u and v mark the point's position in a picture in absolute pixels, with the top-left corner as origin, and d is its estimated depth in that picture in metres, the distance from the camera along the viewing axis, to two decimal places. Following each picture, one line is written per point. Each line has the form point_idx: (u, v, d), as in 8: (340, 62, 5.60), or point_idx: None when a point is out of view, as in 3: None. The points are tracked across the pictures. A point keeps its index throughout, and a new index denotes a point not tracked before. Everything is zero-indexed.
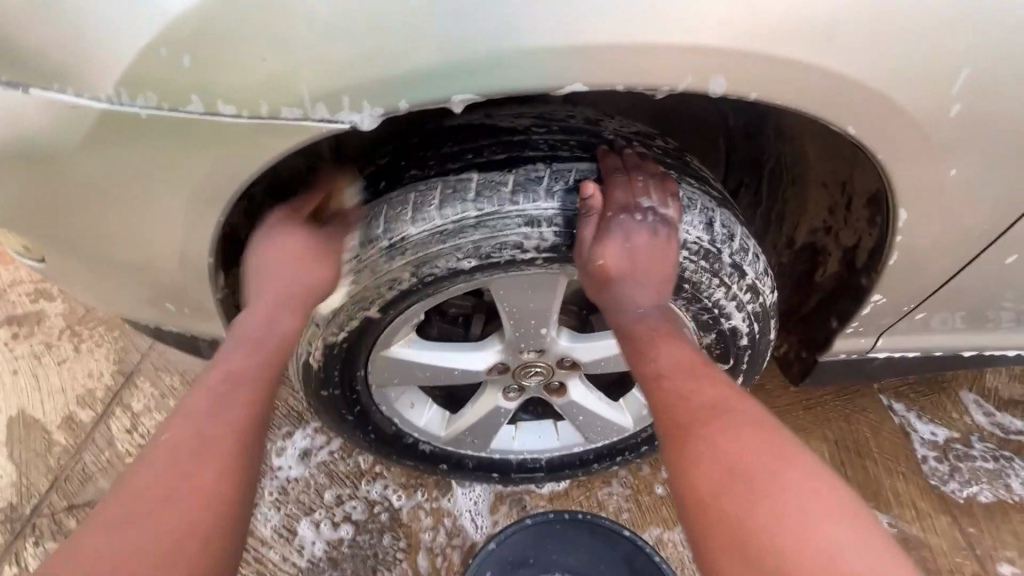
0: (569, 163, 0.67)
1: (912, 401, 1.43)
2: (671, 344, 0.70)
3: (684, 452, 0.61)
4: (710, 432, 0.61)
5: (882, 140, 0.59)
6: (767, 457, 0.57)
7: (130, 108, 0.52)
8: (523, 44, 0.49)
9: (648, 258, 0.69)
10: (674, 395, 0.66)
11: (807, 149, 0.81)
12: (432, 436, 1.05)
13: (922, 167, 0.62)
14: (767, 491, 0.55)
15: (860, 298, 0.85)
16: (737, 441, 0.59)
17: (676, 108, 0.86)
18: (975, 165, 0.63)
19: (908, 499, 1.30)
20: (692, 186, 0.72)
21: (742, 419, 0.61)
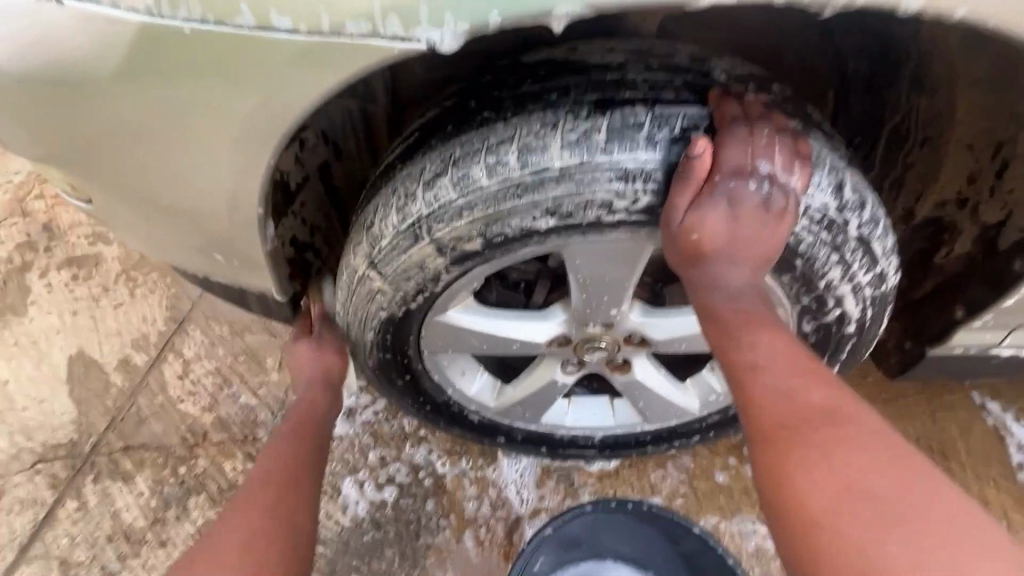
0: (674, 108, 0.56)
1: (1010, 401, 1.27)
2: (773, 336, 0.58)
3: (785, 459, 0.52)
4: (820, 441, 0.51)
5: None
6: (896, 483, 0.48)
7: (172, 23, 0.46)
8: None
9: (755, 232, 0.57)
10: (775, 396, 0.55)
11: (959, 102, 0.67)
12: (482, 406, 1.00)
13: None
14: (896, 522, 0.46)
15: (1004, 284, 0.73)
16: (853, 458, 0.50)
17: (779, 46, 0.75)
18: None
19: (998, 509, 1.17)
20: (820, 141, 0.60)
21: (863, 431, 0.51)
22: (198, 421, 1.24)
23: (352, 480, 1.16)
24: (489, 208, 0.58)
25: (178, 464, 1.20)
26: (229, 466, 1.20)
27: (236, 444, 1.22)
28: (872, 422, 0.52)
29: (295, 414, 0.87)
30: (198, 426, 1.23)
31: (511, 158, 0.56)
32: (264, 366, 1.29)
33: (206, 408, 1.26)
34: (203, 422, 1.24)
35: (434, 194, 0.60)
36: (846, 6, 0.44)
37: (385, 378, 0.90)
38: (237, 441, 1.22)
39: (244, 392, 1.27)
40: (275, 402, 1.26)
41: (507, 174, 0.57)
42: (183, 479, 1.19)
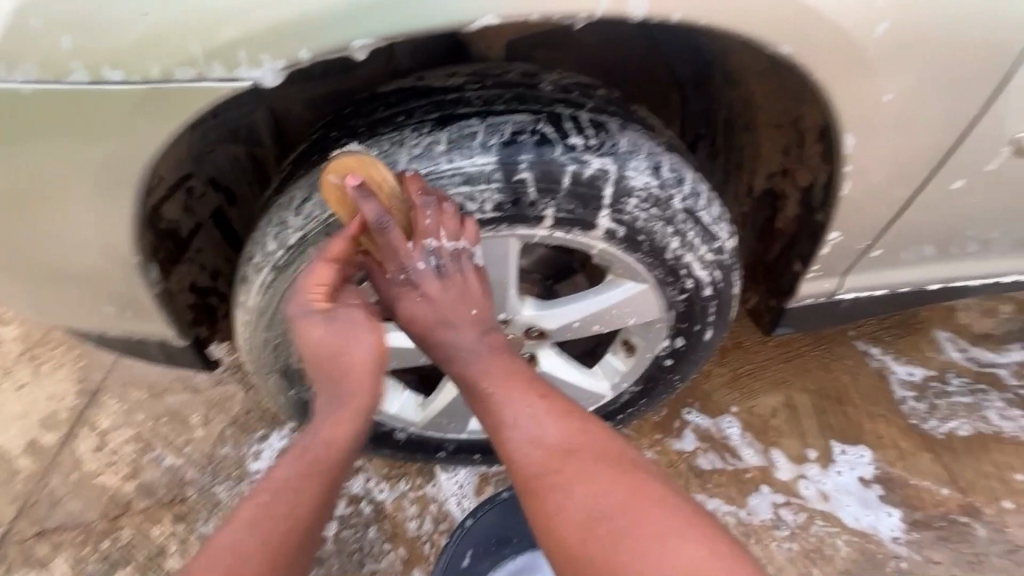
0: (504, 117, 0.65)
1: (887, 344, 1.43)
2: (508, 386, 0.62)
3: (542, 500, 0.57)
4: (559, 480, 0.57)
5: (810, 49, 0.59)
6: (605, 492, 0.56)
7: (12, 83, 0.54)
8: None
9: (452, 299, 0.64)
10: (522, 438, 0.60)
11: (755, 90, 0.80)
12: (405, 421, 1.05)
13: (842, 81, 0.62)
14: (617, 534, 0.53)
15: (817, 237, 0.85)
16: (592, 484, 0.56)
17: (622, 59, 0.85)
18: (915, 89, 0.64)
19: (893, 442, 1.28)
20: (637, 131, 0.69)
21: (588, 453, 0.58)
22: (119, 490, 1.19)
23: None
24: None
25: (99, 539, 1.15)
26: (157, 531, 1.15)
27: (163, 508, 1.18)
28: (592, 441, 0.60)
29: (327, 338, 0.63)
30: (119, 497, 1.18)
31: None
32: (188, 423, 1.26)
33: (128, 476, 1.21)
34: (124, 491, 1.19)
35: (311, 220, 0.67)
36: (591, 17, 0.55)
37: (299, 408, 0.94)
38: (164, 504, 1.18)
39: (168, 453, 1.23)
40: (203, 457, 1.23)
41: None
42: (107, 553, 1.13)
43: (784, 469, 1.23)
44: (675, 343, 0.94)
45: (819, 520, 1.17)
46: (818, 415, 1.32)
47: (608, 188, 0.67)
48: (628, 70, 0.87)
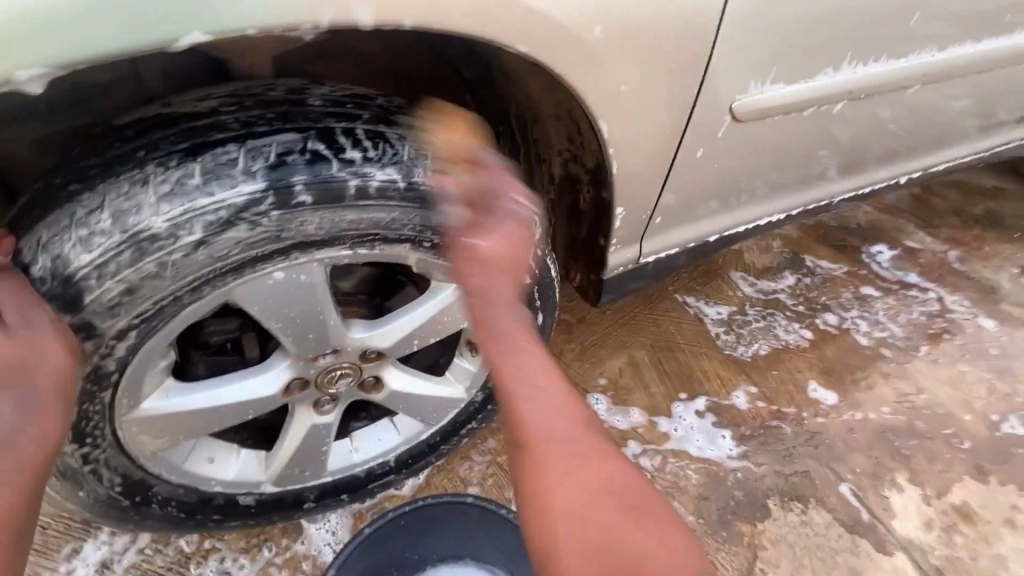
0: (266, 138, 0.61)
1: (698, 292, 1.67)
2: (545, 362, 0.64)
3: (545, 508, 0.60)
4: (548, 477, 0.60)
5: (542, 41, 0.65)
6: (598, 471, 0.61)
7: None
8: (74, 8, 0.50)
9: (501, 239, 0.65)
10: (565, 495, 0.59)
11: (529, 87, 0.84)
12: (248, 485, 0.93)
13: (582, 72, 0.71)
14: (573, 506, 0.59)
15: (607, 213, 0.94)
16: (574, 465, 0.60)
17: (408, 62, 0.89)
18: (637, 76, 0.75)
19: (715, 373, 1.48)
20: (419, 135, 0.69)
21: (575, 456, 0.61)
22: None
23: None
24: (113, 277, 0.59)
25: None
26: None
27: None
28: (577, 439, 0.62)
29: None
30: None
31: (111, 225, 0.58)
32: None
33: None
34: None
35: (54, 281, 0.60)
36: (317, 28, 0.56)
37: (102, 504, 0.81)
38: None
39: None
40: None
41: (115, 240, 0.58)
42: None
43: (663, 419, 1.37)
44: None
45: (671, 457, 1.30)
46: (655, 365, 1.48)
47: (394, 198, 0.66)
48: (419, 73, 0.91)
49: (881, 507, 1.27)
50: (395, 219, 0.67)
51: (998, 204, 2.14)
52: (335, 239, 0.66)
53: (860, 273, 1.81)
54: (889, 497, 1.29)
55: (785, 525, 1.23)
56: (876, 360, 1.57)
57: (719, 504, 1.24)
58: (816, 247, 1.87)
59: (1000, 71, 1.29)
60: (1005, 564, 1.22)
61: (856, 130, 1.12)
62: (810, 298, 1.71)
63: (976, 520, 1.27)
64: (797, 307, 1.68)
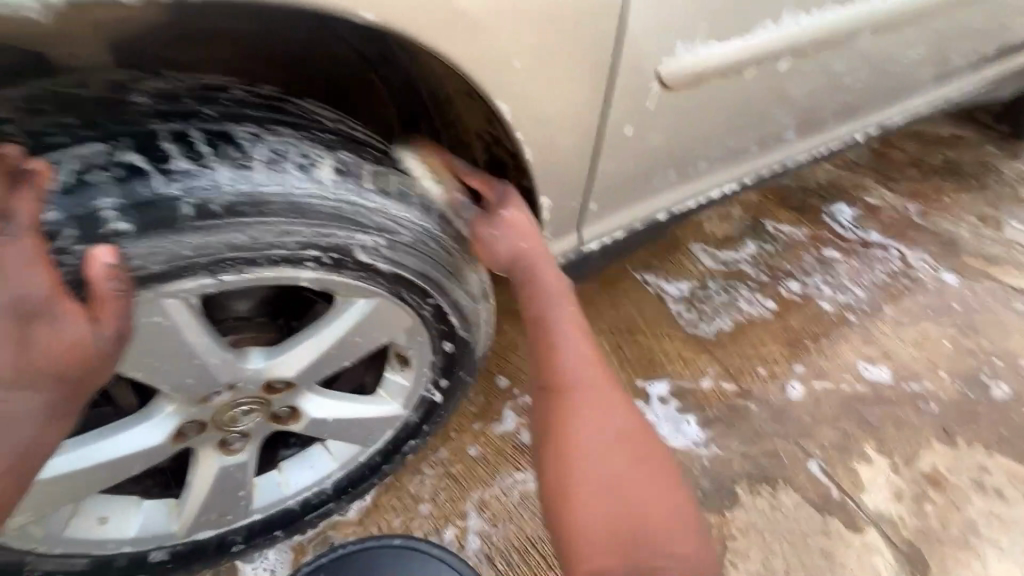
0: (81, 155, 0.56)
1: (657, 268, 1.59)
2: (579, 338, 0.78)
3: (566, 422, 0.74)
4: (583, 416, 0.74)
5: (391, 6, 0.54)
6: (605, 415, 0.75)
7: None
8: None
9: (525, 231, 0.77)
10: (586, 433, 0.73)
11: (431, 65, 0.69)
12: (156, 540, 0.83)
13: (458, 43, 0.59)
14: (596, 477, 0.71)
15: (534, 204, 0.83)
16: (609, 418, 0.74)
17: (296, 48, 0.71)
18: (531, 46, 0.64)
19: (678, 354, 1.42)
20: (280, 137, 0.63)
21: (641, 449, 0.74)
22: None
23: None
24: None
25: None
26: None
27: None
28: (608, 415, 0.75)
29: None
30: None
31: None
32: None
33: None
34: None
35: None
36: None
37: None
38: None
39: None
40: None
41: None
42: None
43: (632, 406, 1.31)
44: (446, 348, 0.87)
45: None
46: (615, 351, 1.40)
47: (251, 212, 0.60)
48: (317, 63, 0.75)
49: (850, 483, 1.23)
50: (245, 242, 0.60)
51: (958, 153, 2.10)
52: (178, 271, 0.59)
53: (823, 235, 1.75)
54: (858, 470, 1.25)
55: (754, 509, 1.19)
56: (840, 325, 1.52)
57: None
58: (778, 211, 1.81)
59: (952, 12, 1.21)
60: (974, 528, 1.20)
61: (807, 85, 1.02)
62: (772, 266, 1.65)
63: (945, 487, 1.25)
64: (760, 277, 1.62)
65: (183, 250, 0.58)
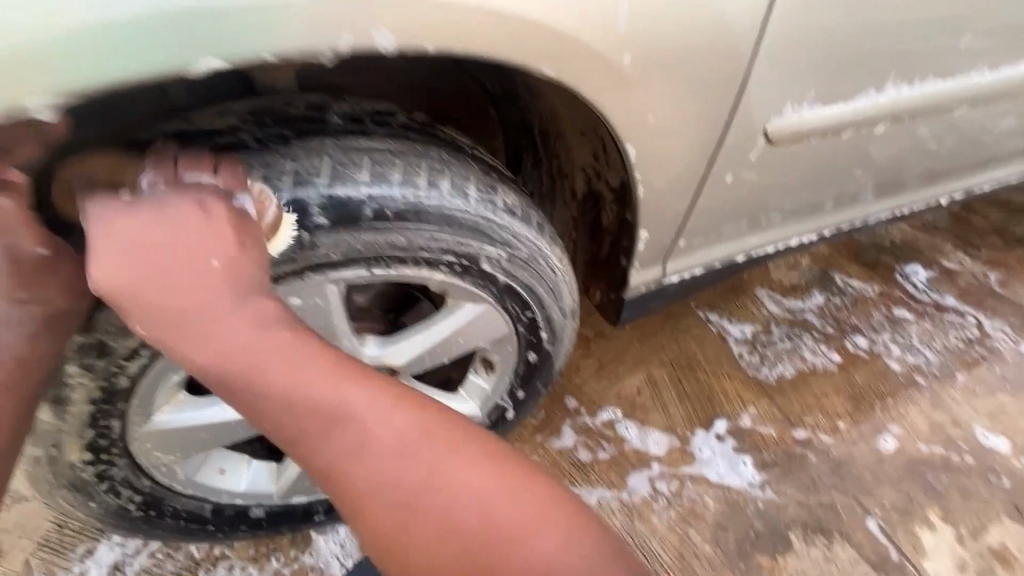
0: (287, 159, 0.64)
1: (721, 308, 1.62)
2: (364, 392, 0.60)
3: (355, 482, 0.58)
4: (365, 471, 0.58)
5: (570, 66, 0.63)
6: (413, 451, 0.58)
7: None
8: (69, 25, 0.46)
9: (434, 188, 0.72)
10: (385, 478, 0.58)
11: (554, 101, 0.77)
12: (259, 496, 0.93)
13: (613, 97, 0.68)
14: (427, 511, 0.57)
15: (632, 234, 0.92)
16: (436, 469, 0.58)
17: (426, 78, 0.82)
18: (663, 104, 0.73)
19: (738, 394, 1.44)
20: (440, 155, 0.72)
21: (454, 480, 0.58)
22: None
23: None
24: None
25: None
26: None
27: None
28: (454, 449, 0.60)
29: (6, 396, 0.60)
30: None
31: None
32: None
33: None
34: None
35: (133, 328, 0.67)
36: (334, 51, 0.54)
37: (119, 514, 0.83)
38: None
39: None
40: None
41: None
42: None
43: (689, 440, 1.34)
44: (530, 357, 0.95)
45: (689, 482, 1.27)
46: (675, 384, 1.44)
47: (414, 219, 0.69)
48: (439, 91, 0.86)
49: (910, 547, 1.22)
50: (403, 243, 0.70)
51: None
52: (347, 261, 0.70)
53: (893, 294, 1.73)
54: (919, 535, 1.24)
55: (808, 559, 1.19)
56: (908, 386, 1.50)
57: (738, 535, 1.21)
58: (848, 265, 1.80)
59: None
60: None
61: (897, 147, 1.06)
62: (839, 318, 1.65)
63: (1012, 564, 1.22)
64: (825, 328, 1.62)
65: (356, 245, 0.68)
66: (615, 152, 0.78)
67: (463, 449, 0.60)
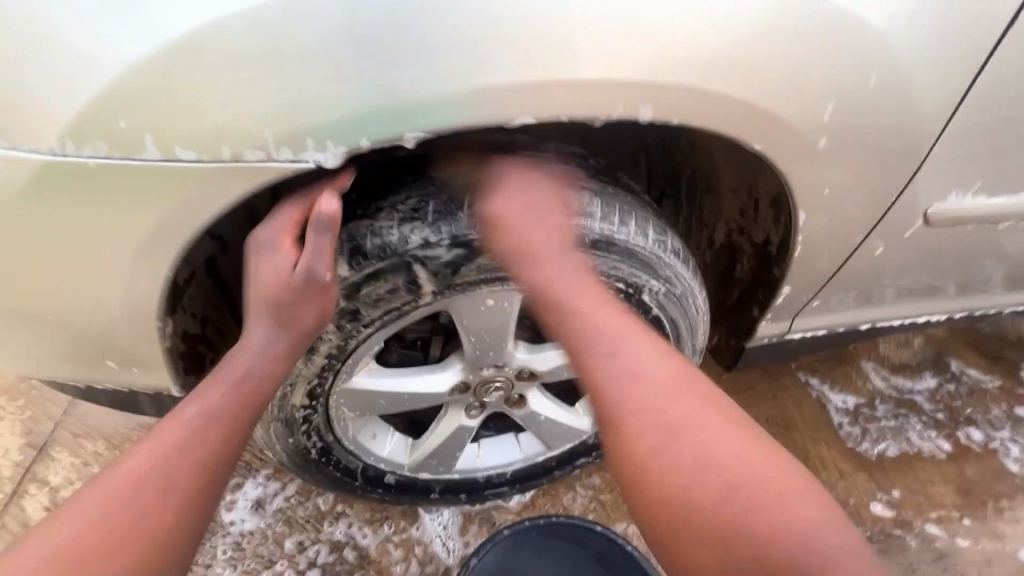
0: (512, 189, 0.75)
1: (823, 374, 1.60)
2: (651, 351, 0.71)
3: (635, 442, 0.67)
4: (690, 437, 0.66)
5: (781, 146, 0.70)
6: (694, 408, 0.68)
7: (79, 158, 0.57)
8: (449, 86, 0.58)
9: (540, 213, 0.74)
10: (658, 428, 0.66)
11: (719, 162, 0.88)
12: (395, 465, 1.06)
13: (807, 171, 0.75)
14: (705, 443, 0.65)
15: (773, 288, 0.98)
16: (701, 420, 0.67)
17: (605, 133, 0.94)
18: (845, 181, 0.79)
19: (834, 464, 1.42)
20: (625, 198, 0.81)
21: (715, 435, 0.66)
22: None
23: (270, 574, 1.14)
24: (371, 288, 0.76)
25: None
26: None
27: None
28: (703, 422, 0.67)
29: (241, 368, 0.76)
30: None
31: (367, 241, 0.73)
32: None
33: None
34: None
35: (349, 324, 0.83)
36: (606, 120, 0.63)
37: (296, 455, 0.97)
38: None
39: None
40: None
41: (387, 243, 0.73)
42: None
43: None
44: None
45: None
46: None
47: (606, 250, 0.79)
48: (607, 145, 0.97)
49: None
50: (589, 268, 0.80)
51: None
52: None
53: (1016, 391, 1.63)
54: None
55: None
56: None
57: None
58: (967, 354, 1.70)
59: None
60: None
61: None
62: (952, 406, 1.58)
63: None
64: (935, 414, 1.55)
65: None
66: (780, 216, 0.87)
67: (720, 407, 0.68)
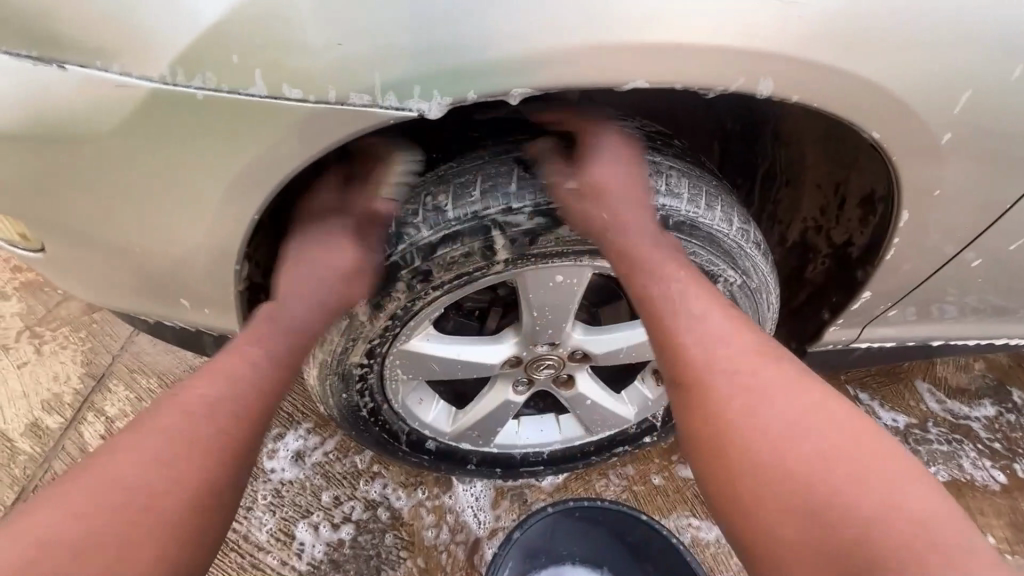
0: (602, 161, 0.74)
1: (874, 389, 1.54)
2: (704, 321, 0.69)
3: (728, 424, 0.63)
4: (772, 405, 0.62)
5: (897, 135, 0.66)
6: (781, 393, 0.63)
7: (186, 88, 0.58)
8: (565, 40, 0.56)
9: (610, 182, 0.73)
10: (752, 407, 0.62)
11: (806, 154, 0.83)
12: (438, 432, 1.07)
13: (920, 165, 0.70)
14: (799, 433, 0.60)
15: (851, 293, 0.93)
16: (774, 397, 0.63)
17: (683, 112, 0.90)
18: (959, 182, 0.73)
19: None
20: (713, 183, 0.79)
21: (839, 420, 0.61)
22: None
23: (306, 524, 1.17)
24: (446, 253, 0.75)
25: None
26: None
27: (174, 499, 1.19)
28: (792, 398, 0.62)
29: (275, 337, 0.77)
30: None
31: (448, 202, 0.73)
32: None
33: None
34: None
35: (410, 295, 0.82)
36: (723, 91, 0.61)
37: (348, 412, 0.98)
38: None
39: None
40: None
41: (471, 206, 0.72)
42: None
43: None
44: None
45: None
46: None
47: (687, 232, 0.77)
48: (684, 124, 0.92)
49: None
50: None
51: None
52: None
53: None
54: None
55: None
56: None
57: None
58: None
59: None
60: None
61: None
62: (1011, 437, 1.50)
63: None
64: (991, 443, 1.48)
65: None
66: (871, 216, 0.81)
67: (805, 387, 0.63)
